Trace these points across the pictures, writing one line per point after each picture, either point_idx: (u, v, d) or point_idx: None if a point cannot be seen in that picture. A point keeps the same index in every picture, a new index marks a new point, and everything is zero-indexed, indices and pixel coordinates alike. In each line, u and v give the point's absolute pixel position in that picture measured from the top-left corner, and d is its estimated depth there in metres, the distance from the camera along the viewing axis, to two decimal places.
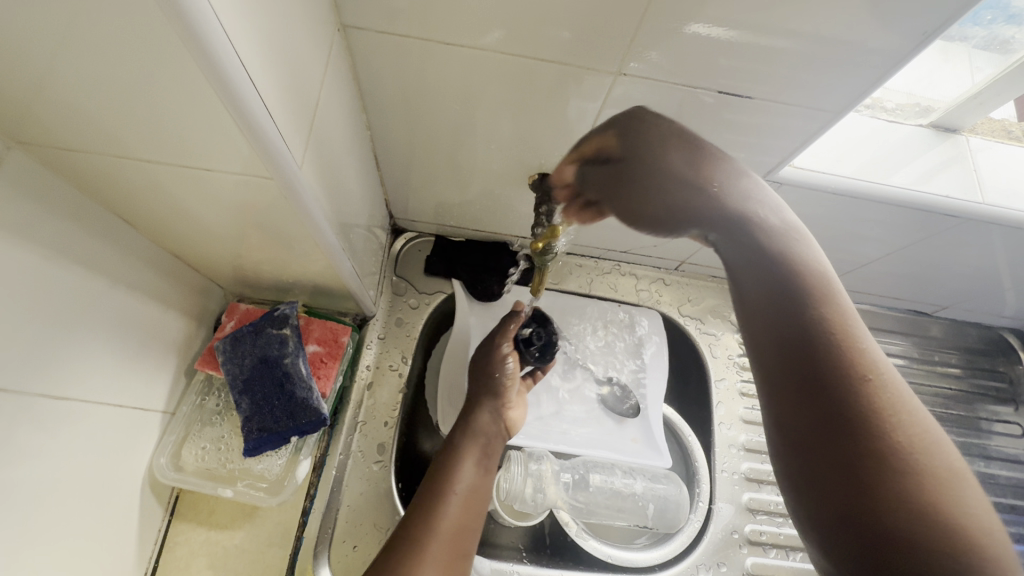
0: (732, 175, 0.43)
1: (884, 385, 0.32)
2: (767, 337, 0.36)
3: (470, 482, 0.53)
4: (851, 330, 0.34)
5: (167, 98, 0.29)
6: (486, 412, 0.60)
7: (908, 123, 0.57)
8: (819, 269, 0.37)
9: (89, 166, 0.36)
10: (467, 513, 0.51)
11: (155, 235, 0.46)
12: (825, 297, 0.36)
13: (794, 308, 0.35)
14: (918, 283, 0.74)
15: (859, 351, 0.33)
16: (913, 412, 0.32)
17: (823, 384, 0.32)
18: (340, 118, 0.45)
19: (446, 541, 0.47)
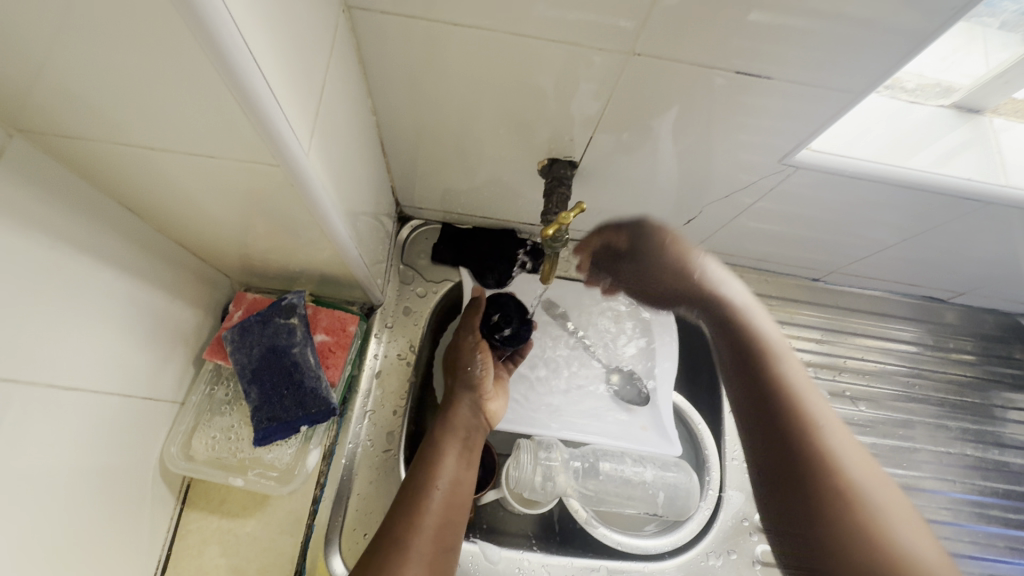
0: (713, 277, 0.73)
1: (826, 422, 0.62)
2: (775, 460, 0.60)
3: (451, 477, 0.56)
4: (807, 396, 0.64)
5: (170, 83, 0.28)
6: (465, 407, 0.63)
7: (926, 105, 0.55)
8: (811, 413, 0.61)
9: (91, 153, 0.35)
10: (449, 510, 0.54)
11: (161, 224, 0.46)
12: (789, 378, 0.65)
13: (777, 380, 0.65)
14: (934, 270, 0.73)
15: (810, 404, 0.64)
16: (845, 450, 0.58)
17: (791, 424, 0.60)
18: (346, 104, 0.44)
19: (429, 538, 0.52)
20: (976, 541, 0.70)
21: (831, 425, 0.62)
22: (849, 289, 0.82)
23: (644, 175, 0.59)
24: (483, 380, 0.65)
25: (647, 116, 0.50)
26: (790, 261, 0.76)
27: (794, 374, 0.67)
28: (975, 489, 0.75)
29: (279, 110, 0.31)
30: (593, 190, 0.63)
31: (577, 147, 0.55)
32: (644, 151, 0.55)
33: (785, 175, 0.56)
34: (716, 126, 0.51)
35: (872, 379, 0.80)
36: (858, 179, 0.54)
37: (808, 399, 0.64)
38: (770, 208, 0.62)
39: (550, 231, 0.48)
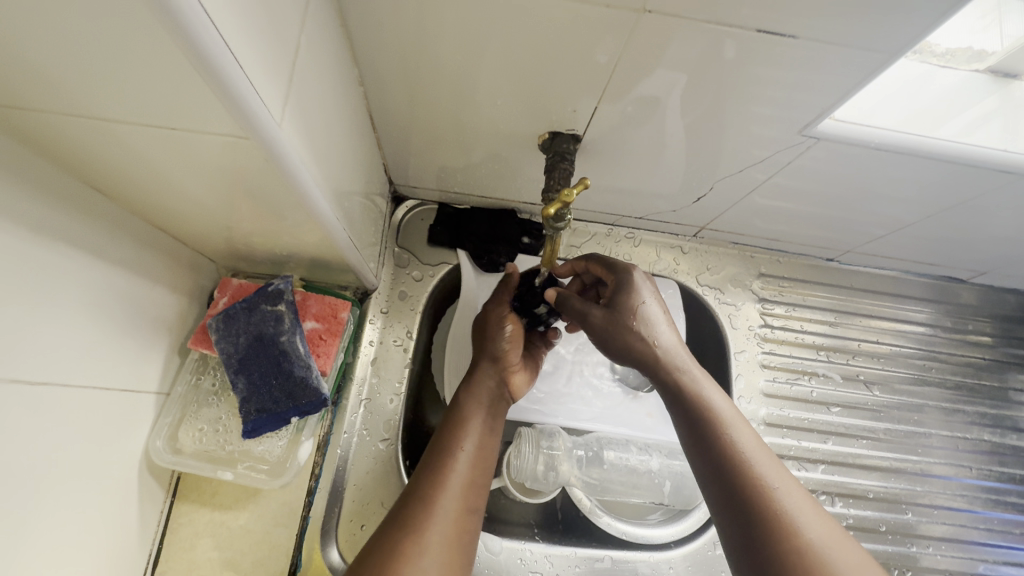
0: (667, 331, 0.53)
1: (786, 488, 0.42)
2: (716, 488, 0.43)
3: (477, 440, 0.50)
4: (759, 462, 0.43)
5: (115, 43, 0.24)
6: (492, 373, 0.56)
7: (960, 69, 0.52)
8: (724, 417, 0.46)
9: (45, 128, 0.32)
10: (474, 471, 0.48)
11: (133, 204, 0.43)
12: (718, 417, 0.46)
13: (706, 430, 0.46)
14: (955, 248, 0.69)
15: (764, 464, 0.43)
16: (782, 488, 0.42)
17: (741, 499, 0.41)
18: (326, 71, 0.40)
19: (455, 501, 0.45)
20: (991, 528, 0.72)
21: (794, 487, 0.42)
22: (864, 269, 0.79)
23: (652, 149, 0.55)
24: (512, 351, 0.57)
25: (655, 85, 0.46)
26: (804, 240, 0.72)
27: (741, 430, 0.45)
28: (990, 475, 0.74)
29: (244, 77, 0.28)
30: (597, 167, 0.59)
31: (580, 119, 0.51)
32: (651, 124, 0.51)
33: (806, 147, 0.52)
34: (731, 96, 0.47)
35: (886, 363, 0.77)
36: (883, 150, 0.50)
37: (754, 460, 0.43)
38: (785, 183, 0.59)
39: (552, 210, 0.45)
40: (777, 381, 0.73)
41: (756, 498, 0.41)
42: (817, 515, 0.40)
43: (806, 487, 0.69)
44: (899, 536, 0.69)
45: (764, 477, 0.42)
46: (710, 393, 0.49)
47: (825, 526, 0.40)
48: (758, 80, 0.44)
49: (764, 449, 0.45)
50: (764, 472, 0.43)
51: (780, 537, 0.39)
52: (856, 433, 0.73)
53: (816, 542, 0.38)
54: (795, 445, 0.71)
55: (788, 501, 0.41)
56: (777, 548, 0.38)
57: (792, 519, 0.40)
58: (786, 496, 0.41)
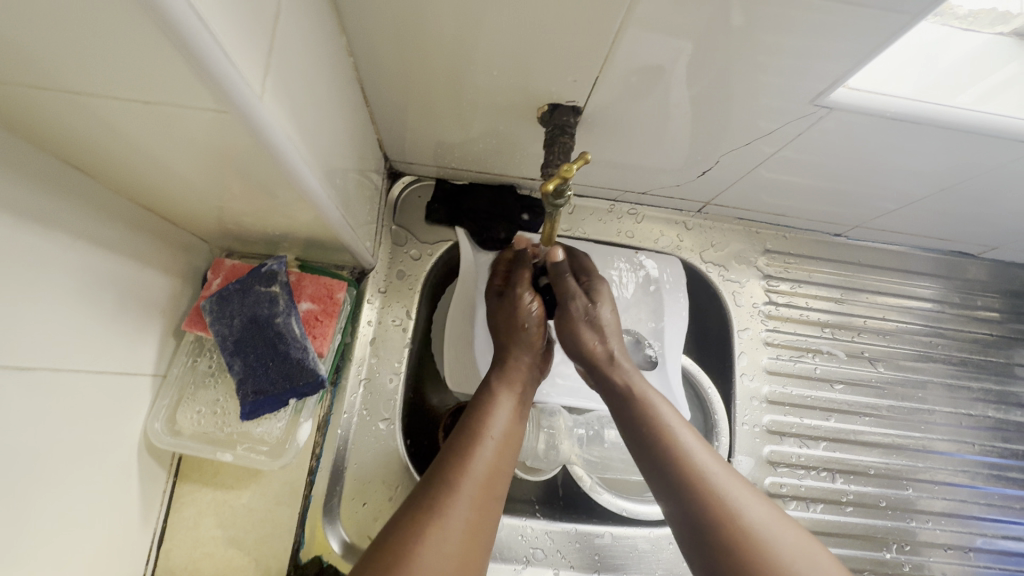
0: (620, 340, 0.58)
1: (725, 475, 0.45)
2: (665, 479, 0.46)
3: (505, 427, 0.49)
4: (699, 455, 0.47)
5: (78, 16, 0.23)
6: (521, 361, 0.56)
7: (982, 33, 0.49)
8: (666, 417, 0.50)
9: (18, 107, 0.31)
10: (501, 456, 0.46)
11: (116, 183, 0.41)
12: (661, 422, 0.50)
13: (652, 434, 0.49)
14: (966, 223, 0.67)
15: (704, 457, 0.46)
16: (720, 477, 0.45)
17: (685, 486, 0.44)
18: (311, 41, 0.38)
19: (481, 482, 0.43)
20: (991, 502, 0.72)
21: (732, 475, 0.45)
22: (872, 244, 0.77)
23: (655, 121, 0.53)
24: (539, 335, 0.58)
25: (656, 54, 0.44)
26: (811, 215, 0.70)
27: (683, 429, 0.49)
28: (993, 451, 0.74)
29: (218, 46, 0.26)
30: (597, 140, 0.57)
31: (581, 90, 0.49)
32: (655, 93, 0.49)
33: (816, 118, 0.49)
34: (738, 66, 0.44)
35: (890, 339, 0.76)
36: (898, 120, 0.48)
37: (697, 457, 0.46)
38: (794, 156, 0.56)
39: (551, 186, 0.43)
40: (780, 359, 0.73)
41: (699, 489, 0.44)
42: (756, 500, 0.44)
43: (807, 464, 0.69)
44: (898, 511, 0.69)
45: (704, 471, 0.45)
46: (653, 400, 0.52)
47: (764, 507, 0.43)
48: (768, 45, 0.42)
49: (704, 445, 0.48)
50: (703, 465, 0.46)
51: (722, 523, 0.42)
52: (859, 410, 0.73)
53: (756, 522, 0.42)
54: (797, 423, 0.71)
55: (726, 489, 0.44)
56: (722, 530, 0.41)
57: (731, 505, 0.43)
58: (724, 484, 0.44)
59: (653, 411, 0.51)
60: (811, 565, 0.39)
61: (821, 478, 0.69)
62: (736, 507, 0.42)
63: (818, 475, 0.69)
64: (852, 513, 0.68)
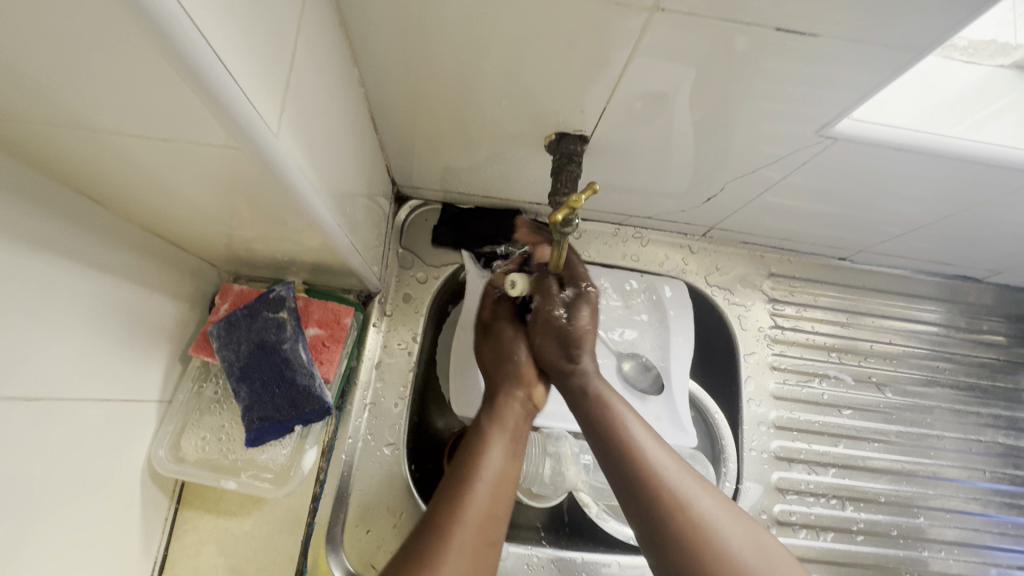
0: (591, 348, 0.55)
1: (676, 467, 0.46)
2: (620, 475, 0.47)
3: (497, 470, 0.48)
4: (651, 450, 0.47)
5: (100, 59, 0.23)
6: (513, 402, 0.55)
7: (982, 65, 0.49)
8: (619, 414, 0.50)
9: (39, 143, 0.31)
10: (495, 502, 0.46)
11: (129, 213, 0.42)
12: (618, 420, 0.50)
13: (607, 431, 0.49)
14: (970, 248, 0.68)
15: (655, 452, 0.47)
16: (672, 469, 0.46)
17: (639, 483, 0.45)
18: (325, 74, 0.39)
19: (473, 532, 0.43)
20: (1004, 531, 0.71)
21: (681, 466, 0.47)
22: (877, 268, 0.77)
23: (660, 148, 0.53)
24: (530, 368, 0.57)
25: (662, 85, 0.44)
26: (816, 240, 0.71)
27: (636, 425, 0.50)
28: (1004, 478, 0.73)
29: (238, 88, 0.27)
30: (604, 165, 0.58)
31: (588, 119, 0.50)
32: (659, 122, 0.49)
33: (821, 147, 0.50)
34: (740, 97, 0.45)
35: (897, 364, 0.76)
36: (902, 150, 0.48)
37: (653, 455, 0.47)
38: (800, 182, 0.57)
39: (559, 216, 0.43)
40: (787, 383, 0.72)
41: (654, 490, 0.44)
42: (704, 490, 0.45)
43: (817, 491, 0.68)
44: (910, 540, 0.68)
45: (658, 468, 0.46)
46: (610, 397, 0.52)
47: (714, 500, 0.44)
48: (773, 78, 0.43)
49: (655, 438, 0.49)
50: (655, 459, 0.46)
51: (674, 518, 0.43)
52: (867, 436, 0.72)
53: (706, 515, 0.43)
54: (805, 448, 0.70)
55: (679, 483, 0.45)
56: (679, 526, 0.42)
57: (684, 500, 0.44)
58: (675, 478, 0.45)
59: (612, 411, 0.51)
60: (760, 554, 0.42)
61: (830, 506, 0.68)
62: (688, 500, 0.44)
63: (828, 503, 0.68)
64: (863, 542, 0.67)
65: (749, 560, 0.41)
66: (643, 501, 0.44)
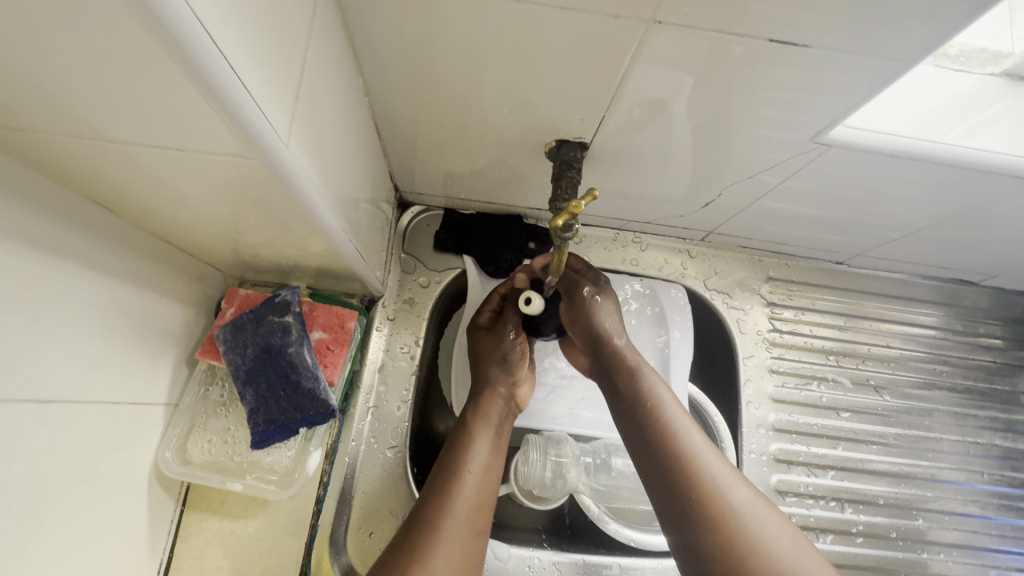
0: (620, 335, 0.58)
1: (711, 456, 0.47)
2: (655, 458, 0.48)
3: (484, 463, 0.49)
4: (689, 437, 0.48)
5: (117, 71, 0.24)
6: (498, 396, 0.56)
7: (974, 73, 0.51)
8: (657, 399, 0.52)
9: (53, 152, 0.32)
10: (481, 494, 0.47)
11: (138, 218, 0.42)
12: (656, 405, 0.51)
13: (645, 414, 0.51)
14: (966, 252, 0.68)
15: (692, 439, 0.48)
16: (707, 457, 0.47)
17: (675, 466, 0.46)
18: (331, 84, 0.40)
19: (461, 522, 0.44)
20: (1003, 533, 0.71)
21: (716, 455, 0.47)
22: (875, 272, 0.78)
23: (658, 154, 0.54)
24: (520, 366, 0.59)
25: (660, 93, 0.45)
26: (813, 244, 0.71)
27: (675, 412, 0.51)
28: (1003, 480, 0.74)
29: (248, 98, 0.28)
30: (604, 171, 0.59)
31: (587, 127, 0.51)
32: (657, 128, 0.50)
33: (816, 154, 0.51)
34: (736, 104, 0.46)
35: (895, 367, 0.76)
36: (896, 156, 0.49)
37: (689, 443, 0.48)
38: (796, 188, 0.58)
39: (560, 222, 0.44)
40: (786, 387, 0.73)
41: (688, 474, 0.45)
42: (739, 482, 0.46)
43: (816, 493, 0.69)
44: (909, 542, 0.69)
45: (693, 455, 0.47)
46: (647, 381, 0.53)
47: (748, 490, 0.45)
48: (768, 86, 0.44)
49: (694, 426, 0.50)
50: (692, 445, 0.47)
51: (707, 503, 0.44)
52: (866, 438, 0.72)
53: (739, 503, 0.44)
54: (805, 451, 0.70)
55: (713, 469, 0.46)
56: (710, 510, 0.43)
57: (717, 486, 0.45)
58: (710, 466, 0.46)
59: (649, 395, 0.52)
60: (792, 545, 0.41)
61: (830, 508, 0.68)
62: (721, 486, 0.44)
63: (827, 505, 0.68)
64: (862, 544, 0.68)
65: (780, 548, 0.41)
66: (677, 484, 0.45)
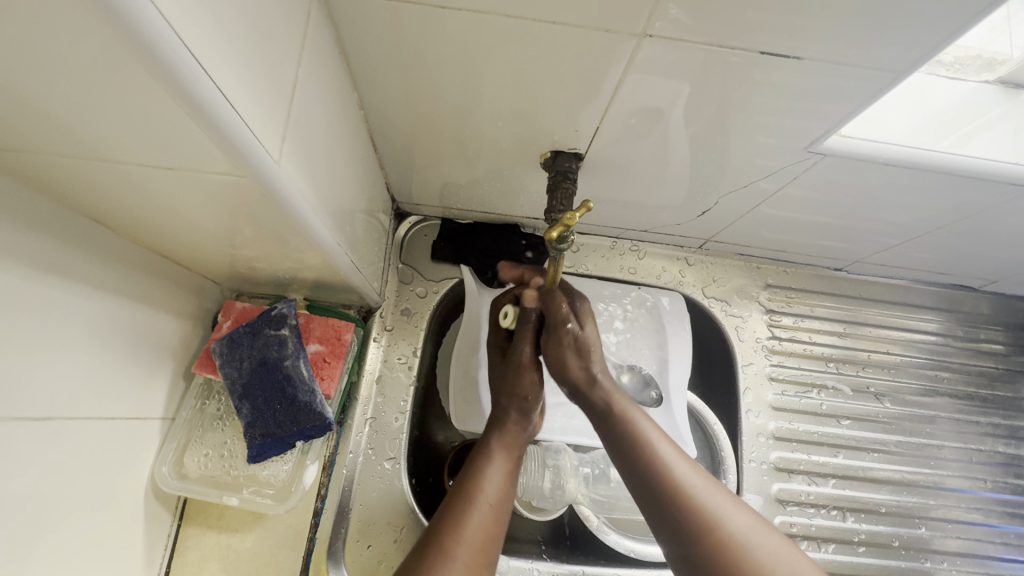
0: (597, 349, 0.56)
1: (703, 482, 0.46)
2: (647, 487, 0.47)
3: (498, 491, 0.49)
4: (677, 464, 0.48)
5: (111, 95, 0.24)
6: (513, 425, 0.56)
7: (969, 80, 0.51)
8: (642, 426, 0.51)
9: (48, 172, 0.32)
10: (494, 523, 0.46)
11: (135, 234, 0.43)
12: (644, 436, 0.50)
13: (632, 442, 0.50)
14: (965, 258, 0.68)
15: (681, 466, 0.47)
16: (699, 484, 0.46)
17: (666, 494, 0.45)
18: (325, 99, 0.40)
19: (474, 549, 0.44)
20: (1007, 542, 0.71)
21: (708, 481, 0.47)
22: (874, 278, 0.78)
23: (654, 164, 0.55)
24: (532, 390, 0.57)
25: (655, 104, 0.46)
26: (811, 251, 0.71)
27: (662, 441, 0.50)
28: (1006, 487, 0.73)
29: (240, 119, 0.28)
30: (600, 180, 0.59)
31: (582, 138, 0.51)
32: (652, 138, 0.50)
33: (811, 162, 0.51)
34: (731, 114, 0.46)
35: (896, 373, 0.76)
36: (892, 164, 0.49)
37: (681, 471, 0.47)
38: (793, 195, 0.58)
39: (555, 233, 0.44)
40: (786, 395, 0.73)
41: (681, 503, 0.44)
42: (734, 505, 0.45)
43: (817, 502, 0.68)
44: (912, 551, 0.68)
45: (686, 485, 0.46)
46: (633, 413, 0.52)
47: (744, 514, 0.44)
48: (761, 95, 0.44)
49: (682, 455, 0.49)
50: (682, 473, 0.47)
51: (702, 529, 0.43)
52: (867, 446, 0.72)
53: (737, 529, 0.43)
54: (805, 459, 0.70)
55: (707, 496, 0.45)
56: (708, 537, 0.42)
57: (712, 511, 0.44)
58: (703, 493, 0.45)
59: (636, 427, 0.51)
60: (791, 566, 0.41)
61: (831, 517, 0.68)
62: (716, 512, 0.44)
63: (828, 514, 0.68)
64: (865, 554, 0.67)
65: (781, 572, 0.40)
66: (672, 512, 0.44)
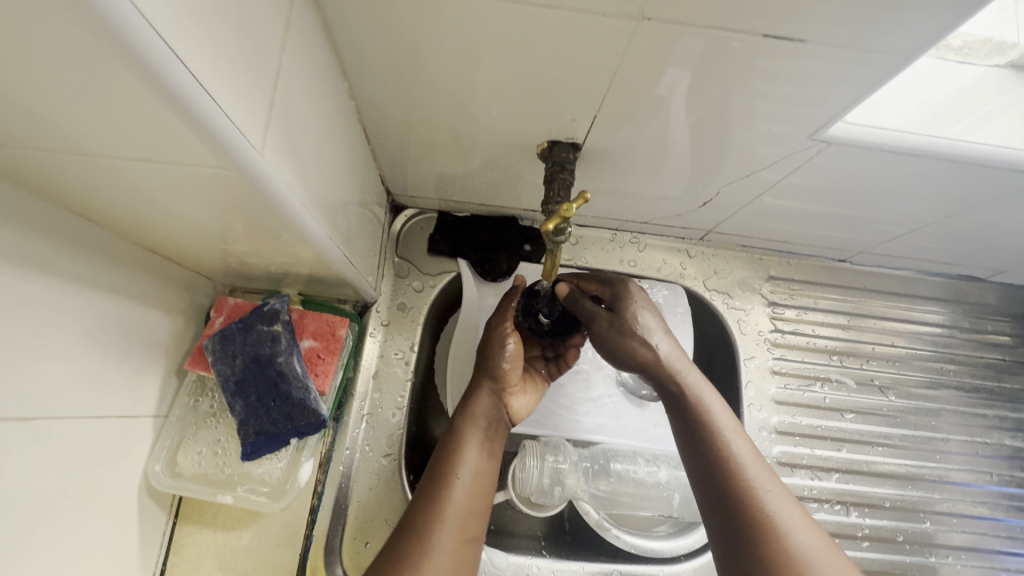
0: (653, 327, 0.53)
1: (775, 492, 0.43)
2: (710, 481, 0.45)
3: (475, 466, 0.48)
4: (751, 468, 0.44)
5: (82, 87, 0.23)
6: (489, 397, 0.54)
7: (979, 65, 0.49)
8: (716, 418, 0.48)
9: (27, 165, 0.31)
10: (473, 500, 0.46)
11: (122, 229, 0.42)
12: (713, 425, 0.47)
13: (702, 431, 0.47)
14: (973, 248, 0.67)
15: (754, 470, 0.44)
16: (771, 494, 0.43)
17: (731, 494, 0.43)
18: (312, 88, 0.39)
19: (453, 529, 0.43)
20: (1013, 535, 0.70)
21: (782, 490, 0.44)
22: (878, 270, 0.76)
23: (653, 153, 0.53)
24: (512, 370, 0.56)
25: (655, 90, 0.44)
26: (814, 242, 0.70)
27: (736, 440, 0.46)
28: (1012, 481, 0.72)
29: (220, 109, 0.27)
30: (598, 171, 0.58)
31: (579, 127, 0.50)
32: (652, 127, 0.49)
33: (815, 151, 0.50)
34: (731, 102, 0.45)
35: (900, 366, 0.75)
36: (898, 153, 0.48)
37: (747, 470, 0.44)
38: (796, 185, 0.56)
39: (551, 225, 0.43)
40: (788, 388, 0.72)
41: (746, 506, 0.42)
42: (804, 521, 0.42)
43: (820, 497, 0.67)
44: (917, 546, 0.67)
45: (753, 486, 0.43)
46: (703, 395, 0.49)
47: (812, 533, 0.41)
48: (766, 78, 0.42)
49: (757, 456, 0.46)
50: (754, 479, 0.44)
51: (763, 537, 0.41)
52: (871, 440, 0.71)
53: (800, 546, 0.40)
54: (808, 454, 0.69)
55: (772, 502, 0.42)
56: (766, 546, 0.40)
57: (779, 523, 0.41)
58: (772, 503, 0.42)
59: (705, 411, 0.48)
60: None
61: (834, 512, 0.67)
62: (783, 525, 0.41)
63: (832, 509, 0.67)
64: (869, 549, 0.66)
65: None
66: (734, 514, 0.43)
